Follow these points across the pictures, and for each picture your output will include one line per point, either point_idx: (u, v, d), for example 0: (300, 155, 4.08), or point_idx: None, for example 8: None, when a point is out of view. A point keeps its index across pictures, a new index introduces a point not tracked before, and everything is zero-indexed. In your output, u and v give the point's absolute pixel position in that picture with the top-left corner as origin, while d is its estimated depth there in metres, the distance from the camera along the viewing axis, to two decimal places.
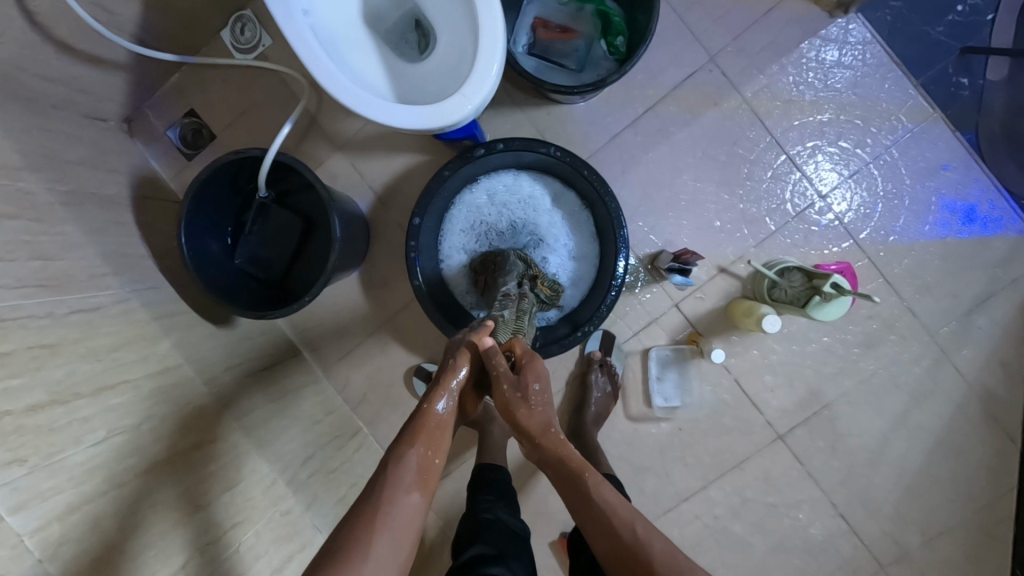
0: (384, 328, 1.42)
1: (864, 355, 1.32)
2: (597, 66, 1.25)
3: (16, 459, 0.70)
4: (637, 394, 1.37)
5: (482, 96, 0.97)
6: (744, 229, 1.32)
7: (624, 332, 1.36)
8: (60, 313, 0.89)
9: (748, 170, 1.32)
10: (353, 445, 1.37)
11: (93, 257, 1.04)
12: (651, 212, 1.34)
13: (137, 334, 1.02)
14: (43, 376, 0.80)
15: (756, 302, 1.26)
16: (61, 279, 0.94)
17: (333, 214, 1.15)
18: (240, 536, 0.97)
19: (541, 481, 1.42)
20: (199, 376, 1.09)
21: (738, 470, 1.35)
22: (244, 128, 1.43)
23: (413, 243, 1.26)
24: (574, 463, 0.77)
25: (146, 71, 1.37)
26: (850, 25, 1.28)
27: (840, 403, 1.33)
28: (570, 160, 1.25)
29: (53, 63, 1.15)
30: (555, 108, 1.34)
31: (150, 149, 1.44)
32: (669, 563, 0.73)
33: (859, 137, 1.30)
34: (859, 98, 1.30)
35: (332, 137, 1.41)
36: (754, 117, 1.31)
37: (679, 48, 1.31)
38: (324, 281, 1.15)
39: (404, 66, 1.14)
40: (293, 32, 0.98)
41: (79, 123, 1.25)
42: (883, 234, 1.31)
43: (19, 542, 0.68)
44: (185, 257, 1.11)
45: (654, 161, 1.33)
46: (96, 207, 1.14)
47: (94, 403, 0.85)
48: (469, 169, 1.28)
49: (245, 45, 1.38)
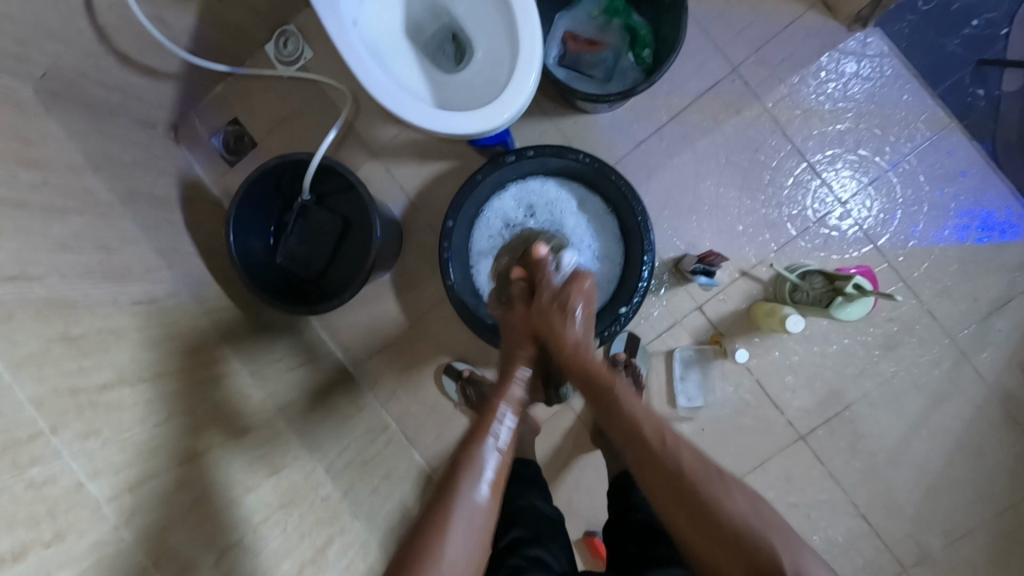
0: (414, 327, 1.47)
1: (885, 356, 1.35)
2: (623, 76, 1.32)
3: (91, 432, 0.76)
4: (661, 393, 1.40)
5: (519, 103, 1.02)
6: (765, 233, 1.36)
7: (647, 333, 1.40)
8: (123, 301, 0.95)
9: (769, 177, 1.36)
10: (383, 440, 1.41)
11: (149, 252, 1.11)
12: (675, 216, 1.38)
13: (189, 324, 1.08)
14: (110, 358, 0.85)
15: (778, 303, 1.30)
16: (122, 270, 1.00)
17: (373, 215, 1.21)
18: (286, 516, 1.02)
19: (565, 478, 1.45)
20: (243, 367, 1.14)
21: (760, 469, 1.38)
22: (284, 135, 1.50)
23: (446, 244, 1.31)
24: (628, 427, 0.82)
25: (193, 81, 1.45)
26: (868, 39, 1.33)
27: (861, 404, 1.36)
28: (597, 166, 1.30)
29: (114, 72, 1.23)
30: (582, 117, 1.40)
31: (195, 155, 1.51)
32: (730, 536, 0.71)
33: (877, 145, 1.34)
34: (877, 107, 1.34)
35: (367, 143, 1.47)
36: (775, 126, 1.36)
37: (702, 60, 1.36)
38: (362, 279, 1.20)
39: (442, 76, 1.20)
40: (344, 43, 1.05)
41: (133, 129, 1.32)
42: (902, 239, 1.34)
43: (98, 506, 0.73)
44: (232, 255, 1.17)
45: (678, 167, 1.38)
46: (149, 207, 1.20)
47: (154, 386, 0.91)
48: (499, 174, 1.33)
49: (287, 58, 1.45)
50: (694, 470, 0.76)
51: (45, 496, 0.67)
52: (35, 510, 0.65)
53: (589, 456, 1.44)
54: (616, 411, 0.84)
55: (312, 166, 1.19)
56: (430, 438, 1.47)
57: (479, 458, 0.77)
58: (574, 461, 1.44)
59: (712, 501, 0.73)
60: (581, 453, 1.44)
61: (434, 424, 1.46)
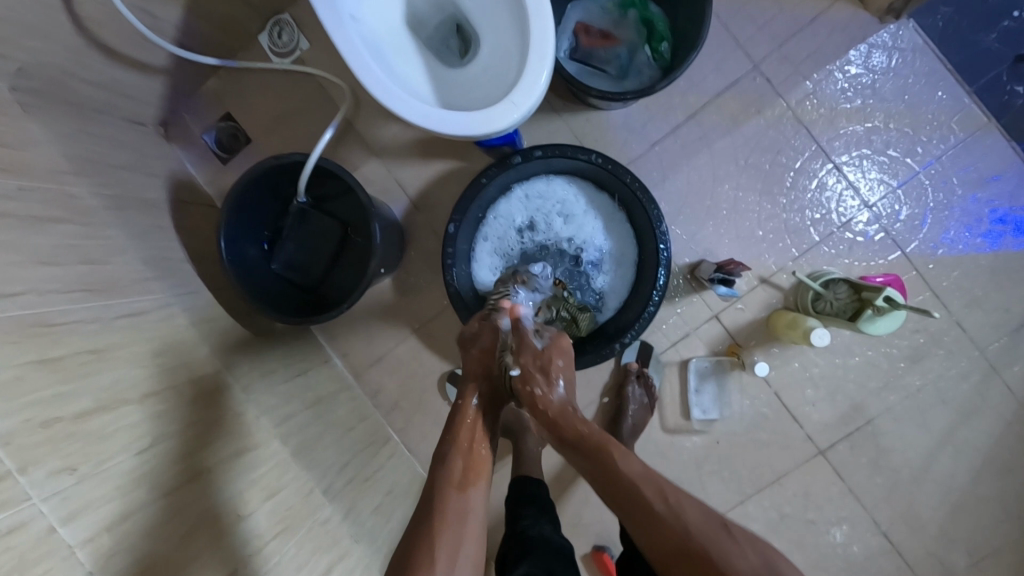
0: (417, 334, 1.42)
1: (910, 369, 1.29)
2: (639, 73, 1.23)
3: (67, 467, 0.70)
4: (675, 405, 1.35)
5: (529, 104, 0.95)
6: (786, 238, 1.29)
7: (660, 343, 1.34)
8: (106, 317, 0.89)
9: (792, 179, 1.29)
10: (385, 452, 1.37)
11: (136, 260, 1.04)
12: (691, 220, 1.31)
13: (178, 338, 1.02)
14: (91, 382, 0.79)
15: (800, 314, 1.23)
16: (105, 283, 0.93)
17: (374, 220, 1.14)
18: (282, 546, 0.96)
19: (571, 492, 1.40)
20: (240, 379, 1.09)
21: (777, 485, 1.32)
22: (279, 133, 1.43)
23: (450, 250, 1.24)
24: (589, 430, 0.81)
25: (185, 75, 1.38)
26: (900, 32, 1.25)
27: (884, 417, 1.30)
28: (610, 168, 1.22)
29: (99, 68, 1.16)
30: (593, 114, 1.32)
31: (187, 153, 1.44)
32: (703, 553, 0.69)
33: (908, 146, 1.27)
34: (908, 106, 1.26)
35: (367, 142, 1.40)
36: (798, 125, 1.28)
37: (722, 54, 1.28)
38: (363, 288, 1.13)
39: (447, 73, 1.13)
40: (342, 38, 0.97)
41: (119, 128, 1.25)
42: (931, 246, 1.27)
43: (73, 553, 0.68)
44: (225, 263, 1.11)
45: (694, 169, 1.31)
46: (136, 211, 1.13)
47: (140, 409, 0.85)
48: (506, 175, 1.26)
49: (282, 49, 1.39)
50: (698, 533, 0.71)
51: (13, 546, 0.62)
52: (3, 562, 0.60)
53: None
54: (597, 451, 0.79)
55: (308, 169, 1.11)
56: (434, 449, 1.43)
57: (450, 502, 0.76)
58: (582, 475, 1.40)
59: (717, 561, 0.69)
60: None
61: (437, 434, 1.42)
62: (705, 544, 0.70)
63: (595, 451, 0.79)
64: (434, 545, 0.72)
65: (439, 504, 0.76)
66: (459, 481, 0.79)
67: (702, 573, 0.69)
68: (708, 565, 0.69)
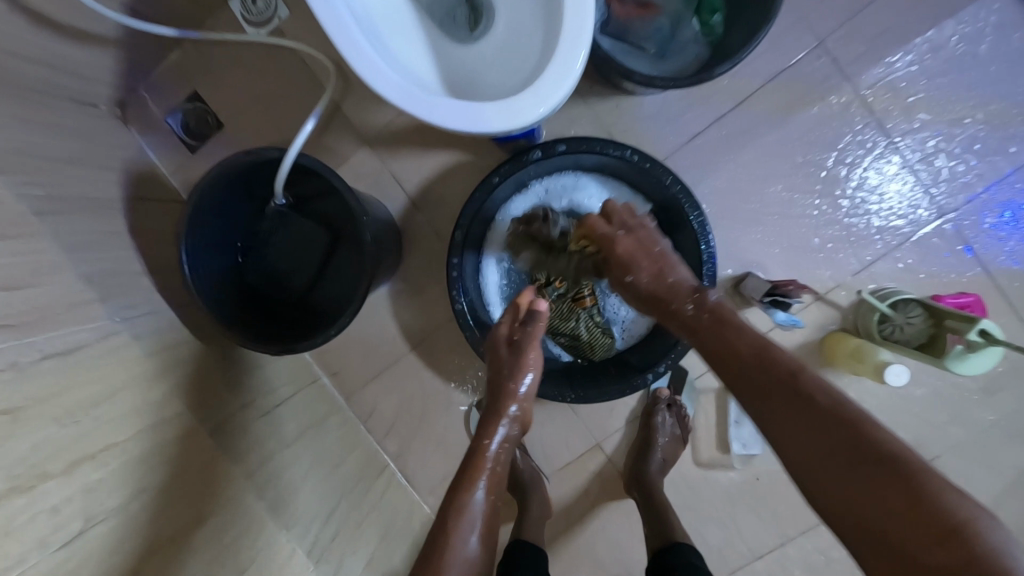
0: (415, 351, 1.24)
1: (983, 402, 1.12)
2: (683, 51, 1.04)
3: None
4: (709, 436, 1.18)
5: (557, 97, 0.76)
6: (847, 250, 1.11)
7: (695, 368, 1.17)
8: (23, 363, 0.66)
9: (857, 180, 1.10)
10: (379, 486, 1.21)
11: (74, 279, 0.82)
12: (737, 227, 1.12)
13: (126, 374, 0.83)
14: (3, 454, 0.60)
15: (864, 342, 1.06)
16: (32, 314, 0.71)
17: (366, 230, 0.93)
18: None
19: (589, 529, 1.25)
20: (200, 428, 0.91)
21: (822, 527, 1.17)
22: (254, 116, 1.23)
23: (455, 260, 1.06)
24: (737, 334, 0.72)
25: (141, 48, 1.17)
26: (995, 5, 1.05)
27: (948, 455, 1.14)
28: (648, 165, 1.02)
29: (28, 39, 0.94)
30: (625, 100, 1.11)
31: (148, 140, 1.24)
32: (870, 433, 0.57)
33: (996, 143, 1.08)
34: (998, 96, 1.07)
35: (357, 128, 1.20)
36: (868, 116, 1.08)
37: (781, 28, 1.07)
38: (352, 309, 0.93)
39: (455, 52, 0.93)
40: (321, 4, 0.77)
41: (61, 107, 1.03)
42: (1016, 261, 1.09)
43: None
44: (188, 283, 0.90)
45: (744, 167, 1.11)
46: (79, 214, 0.93)
47: (66, 484, 0.67)
48: (522, 172, 1.06)
49: (257, 17, 1.17)
50: (856, 418, 0.58)
51: None
52: None
53: (619, 505, 1.23)
54: (733, 336, 0.72)
55: (283, 170, 0.91)
56: (435, 479, 1.27)
57: (469, 502, 0.75)
58: (600, 511, 1.24)
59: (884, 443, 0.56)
60: (612, 501, 1.24)
61: (438, 463, 1.27)
62: (870, 424, 0.58)
63: (731, 344, 0.71)
64: (454, 535, 0.72)
65: (456, 500, 0.75)
66: (480, 479, 0.78)
67: (875, 459, 0.55)
68: (876, 444, 0.56)
